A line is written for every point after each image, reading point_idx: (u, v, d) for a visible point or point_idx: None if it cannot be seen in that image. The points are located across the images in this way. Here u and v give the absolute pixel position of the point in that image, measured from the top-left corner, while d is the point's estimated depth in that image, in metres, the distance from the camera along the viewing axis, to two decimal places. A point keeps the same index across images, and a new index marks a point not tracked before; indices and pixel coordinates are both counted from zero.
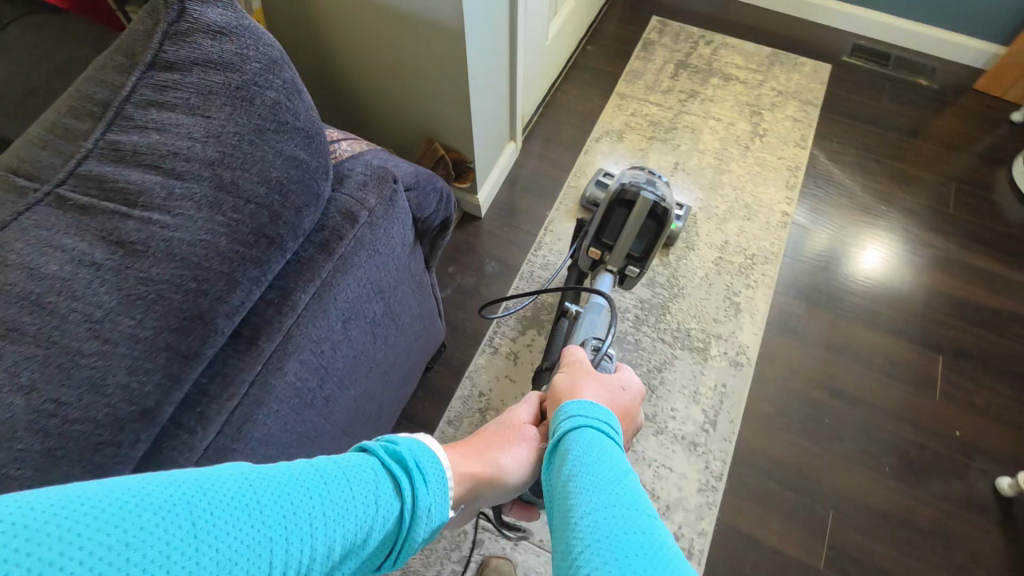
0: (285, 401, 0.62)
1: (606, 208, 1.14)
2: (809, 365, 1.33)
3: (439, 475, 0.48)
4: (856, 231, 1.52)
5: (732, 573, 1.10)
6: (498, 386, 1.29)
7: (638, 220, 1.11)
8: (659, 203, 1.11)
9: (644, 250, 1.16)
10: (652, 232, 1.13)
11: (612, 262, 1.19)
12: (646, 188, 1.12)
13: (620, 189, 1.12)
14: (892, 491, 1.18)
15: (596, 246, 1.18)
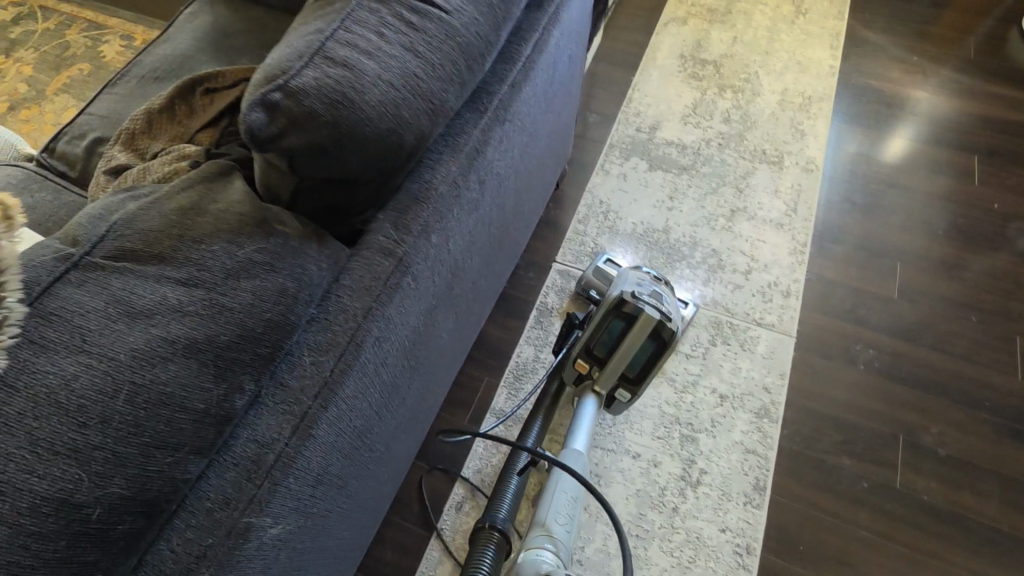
0: (545, 65, 0.93)
1: (603, 320, 1.05)
2: (867, 170, 1.62)
3: None
4: (895, 77, 1.81)
5: (824, 305, 1.38)
6: (614, 197, 1.59)
7: (638, 338, 1.04)
8: (663, 325, 1.03)
9: (640, 372, 1.09)
10: (652, 354, 1.06)
11: (600, 381, 1.12)
12: (649, 306, 1.03)
13: (621, 301, 1.03)
14: (946, 246, 1.47)
15: (586, 360, 1.11)
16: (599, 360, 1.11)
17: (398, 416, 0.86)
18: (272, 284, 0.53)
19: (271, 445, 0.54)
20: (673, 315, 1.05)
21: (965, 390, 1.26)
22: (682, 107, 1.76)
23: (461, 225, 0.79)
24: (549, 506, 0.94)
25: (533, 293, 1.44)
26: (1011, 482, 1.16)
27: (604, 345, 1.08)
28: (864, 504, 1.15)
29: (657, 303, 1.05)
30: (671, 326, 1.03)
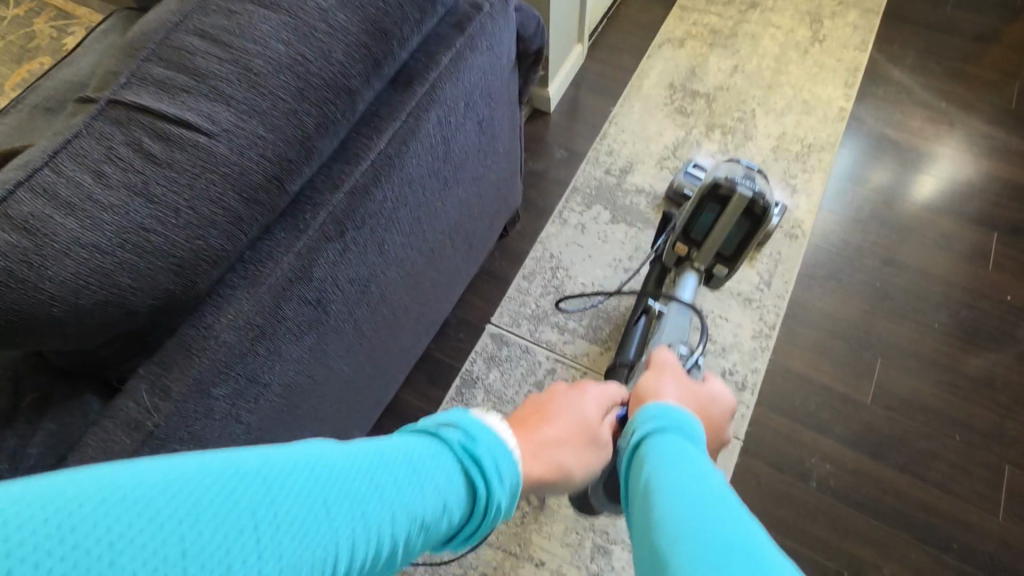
0: (423, 149, 0.78)
1: (696, 204, 1.03)
2: (862, 240, 1.40)
3: (508, 462, 0.45)
4: (916, 126, 1.57)
5: (782, 404, 1.21)
6: (568, 250, 1.43)
7: (732, 218, 1.01)
8: (757, 200, 0.99)
9: (736, 249, 1.07)
10: (746, 232, 1.03)
11: (698, 260, 1.11)
12: (742, 183, 0.99)
13: (714, 184, 1.00)
14: (940, 343, 1.26)
15: (683, 243, 1.09)
16: (695, 243, 1.09)
17: None
18: None
19: None
20: (768, 192, 1.01)
21: (931, 526, 1.08)
22: (662, 147, 1.57)
23: (279, 358, 0.67)
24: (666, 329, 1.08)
25: (459, 358, 1.32)
26: None
27: (702, 226, 1.05)
28: None
29: (751, 181, 1.00)
30: (766, 202, 0.99)
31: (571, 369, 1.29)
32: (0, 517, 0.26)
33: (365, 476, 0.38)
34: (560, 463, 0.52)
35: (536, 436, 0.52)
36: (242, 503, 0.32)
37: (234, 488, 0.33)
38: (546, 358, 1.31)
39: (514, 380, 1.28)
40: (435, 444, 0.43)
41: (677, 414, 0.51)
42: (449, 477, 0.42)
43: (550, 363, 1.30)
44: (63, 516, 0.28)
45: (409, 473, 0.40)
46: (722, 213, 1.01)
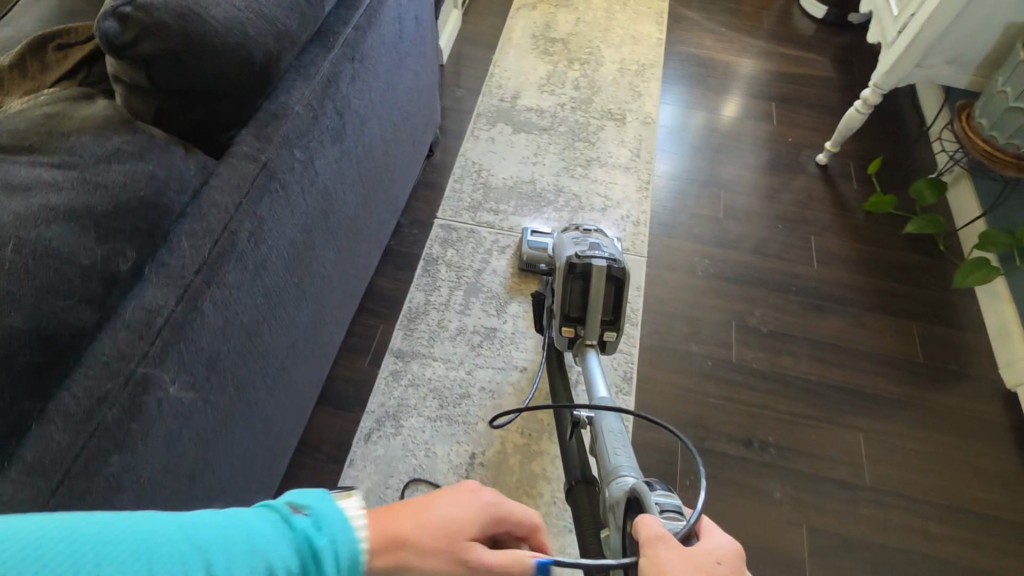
0: (389, 19, 1.06)
1: (565, 284, 1.17)
2: (692, 120, 1.92)
3: (348, 539, 0.44)
4: (710, 45, 2.16)
5: (667, 230, 1.63)
6: (485, 156, 1.75)
7: (598, 286, 1.15)
8: (611, 264, 1.15)
9: (614, 312, 1.19)
10: (615, 294, 1.17)
11: (589, 336, 1.19)
12: (593, 255, 1.16)
13: (570, 263, 1.15)
14: (756, 174, 1.79)
15: (569, 323, 1.19)
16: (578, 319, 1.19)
17: (291, 334, 0.94)
18: (142, 170, 0.61)
19: (160, 310, 0.60)
20: (616, 255, 1.18)
21: (778, 280, 1.55)
22: (539, 78, 1.97)
23: (325, 149, 0.89)
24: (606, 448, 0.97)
25: (418, 246, 1.55)
26: (818, 344, 1.45)
27: (577, 303, 1.18)
28: (710, 377, 1.38)
29: (601, 252, 1.17)
30: (618, 262, 1.15)
31: (513, 235, 1.59)
32: None
33: (197, 549, 0.38)
34: (411, 566, 0.49)
35: (393, 528, 0.50)
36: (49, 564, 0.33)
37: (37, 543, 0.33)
38: (490, 232, 1.59)
39: (469, 253, 1.55)
40: (282, 525, 0.42)
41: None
42: (281, 559, 0.40)
43: (494, 235, 1.58)
44: None
45: (239, 553, 0.39)
46: (588, 285, 1.15)
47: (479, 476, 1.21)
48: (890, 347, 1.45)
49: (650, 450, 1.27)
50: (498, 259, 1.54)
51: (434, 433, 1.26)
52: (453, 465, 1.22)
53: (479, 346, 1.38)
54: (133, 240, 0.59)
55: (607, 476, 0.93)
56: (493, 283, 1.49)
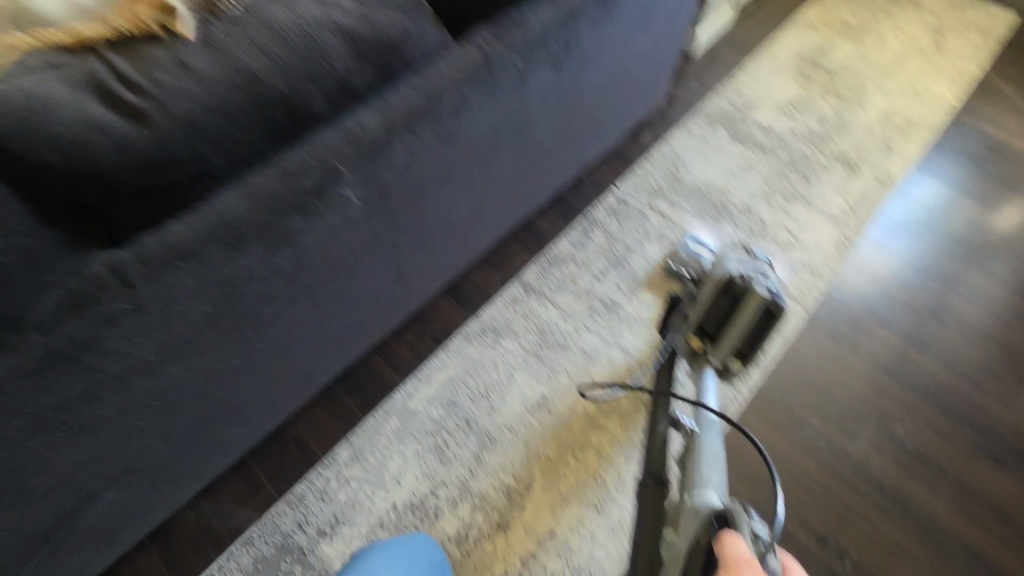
0: None
1: (710, 297, 1.07)
2: (942, 200, 1.64)
3: None
4: (1011, 130, 1.79)
5: (846, 295, 1.46)
6: (689, 152, 1.72)
7: (745, 315, 1.04)
8: (770, 298, 1.02)
9: (752, 344, 1.08)
10: (761, 329, 1.06)
11: (713, 355, 1.12)
12: (755, 280, 1.04)
13: (730, 281, 1.04)
14: (992, 285, 1.49)
15: (698, 334, 1.11)
16: (710, 336, 1.11)
17: (447, 212, 1.09)
18: (400, 22, 0.76)
19: (365, 129, 0.76)
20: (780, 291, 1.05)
21: (956, 404, 1.30)
22: (783, 98, 1.85)
23: (541, 70, 0.99)
24: (700, 460, 0.91)
25: (586, 205, 1.61)
26: (969, 494, 1.19)
27: (716, 322, 1.08)
28: (815, 458, 1.23)
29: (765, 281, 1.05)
30: (778, 298, 1.02)
31: (678, 232, 1.56)
32: None
33: None
34: None
35: None
36: None
37: None
38: (658, 220, 1.58)
39: (630, 229, 1.56)
40: None
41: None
42: None
43: (660, 224, 1.58)
44: None
45: None
46: (735, 308, 1.04)
47: (541, 417, 1.27)
48: None
49: None
50: (653, 247, 1.53)
51: (522, 362, 1.34)
52: (524, 397, 1.30)
53: (596, 313, 1.42)
54: (371, 69, 0.74)
55: (692, 484, 0.87)
56: (637, 266, 1.50)
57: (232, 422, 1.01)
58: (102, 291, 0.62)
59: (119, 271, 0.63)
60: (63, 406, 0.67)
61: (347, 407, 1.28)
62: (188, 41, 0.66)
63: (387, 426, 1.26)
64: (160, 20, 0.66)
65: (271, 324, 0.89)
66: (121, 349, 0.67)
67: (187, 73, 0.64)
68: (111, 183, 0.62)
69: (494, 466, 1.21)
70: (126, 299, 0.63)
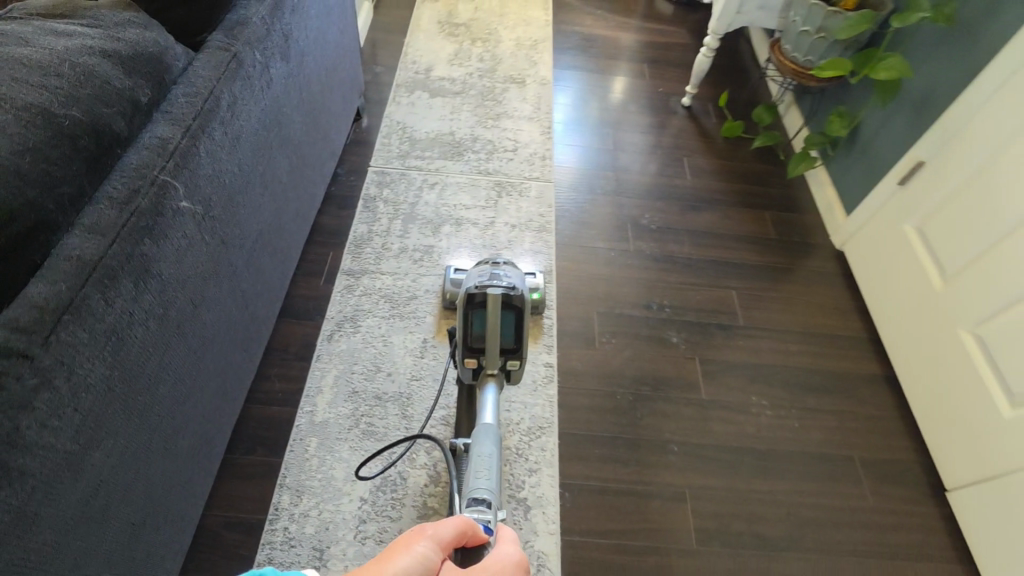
0: None
1: (464, 314, 1.11)
2: (581, 81, 2.26)
3: None
4: (591, 24, 2.53)
5: (568, 162, 1.93)
6: (407, 117, 1.98)
7: (496, 318, 1.09)
8: (510, 293, 1.08)
9: (516, 341, 1.13)
10: (516, 324, 1.11)
11: (489, 366, 1.15)
12: (492, 284, 1.10)
13: (469, 294, 1.09)
14: (636, 117, 2.14)
15: (470, 355, 1.14)
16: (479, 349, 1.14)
17: (256, 220, 1.12)
18: (148, 36, 0.79)
19: (171, 142, 0.79)
20: (516, 284, 1.11)
21: (662, 190, 1.88)
22: (447, 54, 2.24)
23: (276, 64, 1.10)
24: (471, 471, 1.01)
25: (356, 190, 1.75)
26: (697, 232, 1.76)
27: (475, 335, 1.13)
28: (614, 265, 1.65)
29: (499, 282, 1.11)
30: (518, 291, 1.09)
31: (438, 175, 1.82)
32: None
33: None
34: None
35: None
36: None
37: None
38: (418, 174, 1.81)
39: (402, 191, 1.76)
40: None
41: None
42: None
43: (422, 176, 1.81)
44: None
45: None
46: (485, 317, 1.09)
47: (432, 355, 1.41)
48: (753, 230, 1.79)
49: (572, 321, 1.51)
50: (428, 193, 1.76)
51: (389, 328, 1.45)
52: (409, 350, 1.41)
53: (420, 261, 1.59)
54: (147, 81, 0.77)
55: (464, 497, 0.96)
56: (425, 212, 1.71)
57: (159, 523, 0.91)
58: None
59: (6, 347, 0.57)
60: (3, 536, 0.57)
61: (257, 461, 1.21)
62: None
63: (309, 448, 1.24)
64: None
65: (160, 381, 0.84)
66: (23, 451, 0.58)
67: None
68: None
69: (422, 413, 1.31)
70: (32, 373, 0.58)
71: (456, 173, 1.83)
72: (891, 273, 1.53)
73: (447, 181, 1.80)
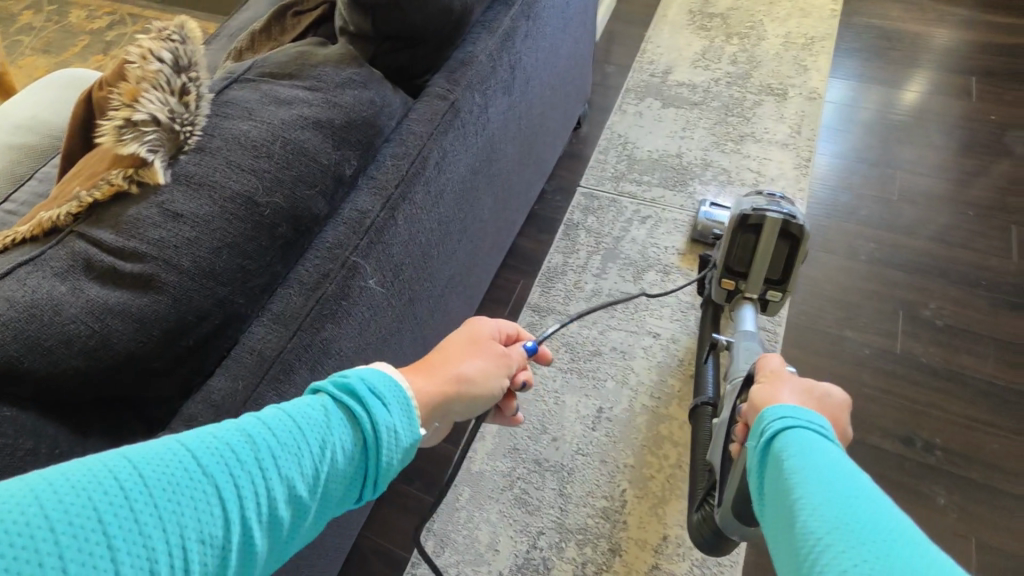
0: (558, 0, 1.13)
1: (730, 238, 1.04)
2: (866, 96, 1.74)
3: (285, 426, 0.47)
4: (896, 15, 1.92)
5: (826, 210, 1.51)
6: (631, 129, 1.74)
7: (771, 244, 1.01)
8: (790, 220, 0.99)
9: (787, 271, 1.04)
10: (790, 253, 1.02)
11: (749, 291, 1.08)
12: (770, 207, 1.01)
13: (741, 215, 1.02)
14: (943, 153, 1.58)
15: (729, 276, 1.08)
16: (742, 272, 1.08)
17: (449, 269, 1.05)
18: (365, 97, 0.73)
19: (369, 214, 0.73)
20: (799, 212, 1.01)
21: (961, 268, 1.37)
22: (693, 53, 1.91)
23: (496, 106, 0.99)
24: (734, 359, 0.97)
25: (561, 212, 1.60)
26: (1009, 345, 1.25)
27: (741, 256, 1.05)
28: (865, 366, 1.25)
29: (779, 206, 1.01)
30: (800, 219, 0.99)
31: (653, 206, 1.58)
32: (283, 415, 0.48)
33: (256, 444, 0.45)
34: None
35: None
36: (254, 450, 0.44)
37: (258, 440, 0.45)
38: (631, 202, 1.59)
39: (609, 219, 1.57)
40: (327, 406, 0.50)
41: (392, 380, 0.53)
42: (298, 432, 0.47)
43: (634, 205, 1.58)
44: (239, 445, 0.44)
45: (291, 437, 0.47)
46: (756, 239, 1.02)
47: (606, 430, 1.25)
48: None
49: None
50: (637, 228, 1.54)
51: (564, 383, 1.31)
52: (580, 417, 1.27)
53: (613, 309, 1.41)
54: (356, 151, 0.71)
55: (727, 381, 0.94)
56: (631, 251, 1.50)
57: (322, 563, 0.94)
58: None
59: None
60: None
61: (413, 496, 1.21)
62: (164, 187, 0.58)
63: (460, 498, 1.20)
64: (128, 174, 0.57)
65: None
66: None
67: (175, 220, 0.57)
68: (140, 366, 0.54)
69: (581, 496, 1.18)
70: None
71: (675, 207, 1.57)
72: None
73: (664, 216, 1.55)
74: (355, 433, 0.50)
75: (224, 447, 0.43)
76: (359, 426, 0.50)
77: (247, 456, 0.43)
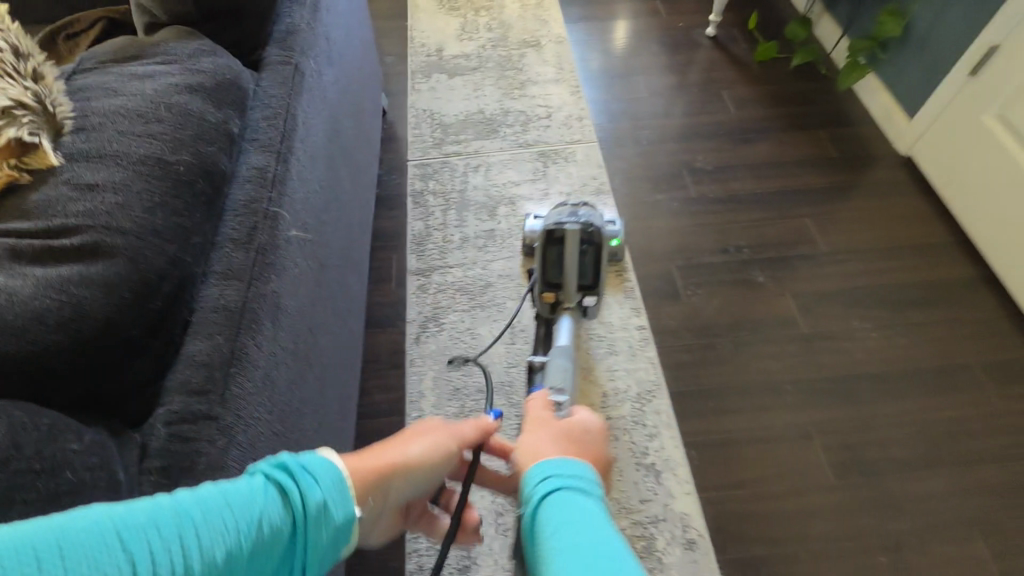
0: None
1: (543, 254, 1.14)
2: (596, 31, 2.16)
3: (215, 500, 0.40)
4: None
5: (606, 118, 1.86)
6: (432, 102, 1.90)
7: (574, 253, 1.11)
8: (587, 229, 1.11)
9: (594, 276, 1.15)
10: (595, 260, 1.14)
11: (566, 300, 1.17)
12: (569, 221, 1.13)
13: (547, 231, 1.12)
14: (662, 57, 2.06)
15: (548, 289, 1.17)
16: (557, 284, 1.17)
17: (339, 237, 1.08)
18: (221, 63, 0.75)
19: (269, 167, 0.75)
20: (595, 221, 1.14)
21: (705, 128, 1.82)
22: (455, 29, 2.15)
23: (327, 73, 1.05)
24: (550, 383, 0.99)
25: (403, 187, 1.69)
26: (753, 166, 1.71)
27: (553, 270, 1.15)
28: (679, 213, 1.60)
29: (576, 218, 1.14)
30: (596, 227, 1.12)
31: (479, 156, 1.76)
32: (206, 495, 0.40)
33: (173, 523, 0.37)
34: None
35: None
36: (170, 530, 0.37)
37: (174, 518, 0.37)
38: (459, 159, 1.76)
39: (447, 178, 1.71)
40: (261, 486, 0.42)
41: (331, 461, 0.46)
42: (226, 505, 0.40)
43: (463, 160, 1.75)
44: (153, 525, 0.36)
45: (214, 514, 0.39)
46: (563, 251, 1.12)
47: (523, 339, 1.39)
48: (812, 153, 1.73)
49: (652, 278, 1.47)
50: (474, 177, 1.71)
51: (473, 319, 1.42)
52: (498, 338, 1.39)
53: (484, 246, 1.56)
54: (234, 111, 0.73)
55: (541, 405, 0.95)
56: (477, 197, 1.66)
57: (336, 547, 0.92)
58: (193, 440, 0.53)
59: (190, 413, 0.54)
60: None
61: None
62: (58, 166, 0.58)
63: None
64: (12, 163, 0.57)
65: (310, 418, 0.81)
66: None
67: (93, 190, 0.57)
68: (119, 332, 0.53)
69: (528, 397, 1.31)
70: (221, 434, 0.54)
71: (497, 151, 1.77)
72: (1006, 132, 1.40)
73: (491, 161, 1.75)
74: (284, 513, 0.42)
75: (129, 531, 0.35)
76: (290, 507, 0.42)
77: (162, 534, 0.36)
